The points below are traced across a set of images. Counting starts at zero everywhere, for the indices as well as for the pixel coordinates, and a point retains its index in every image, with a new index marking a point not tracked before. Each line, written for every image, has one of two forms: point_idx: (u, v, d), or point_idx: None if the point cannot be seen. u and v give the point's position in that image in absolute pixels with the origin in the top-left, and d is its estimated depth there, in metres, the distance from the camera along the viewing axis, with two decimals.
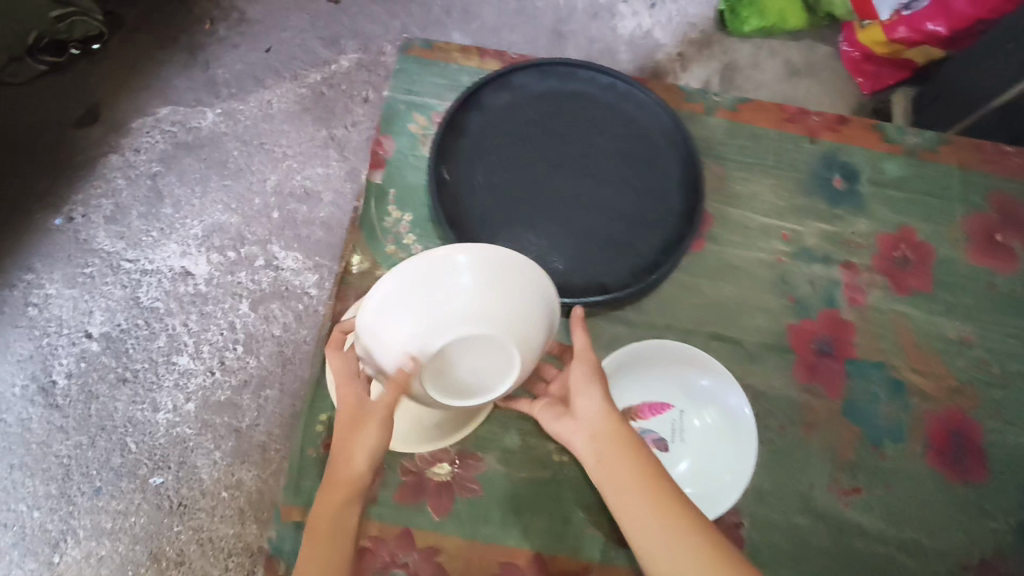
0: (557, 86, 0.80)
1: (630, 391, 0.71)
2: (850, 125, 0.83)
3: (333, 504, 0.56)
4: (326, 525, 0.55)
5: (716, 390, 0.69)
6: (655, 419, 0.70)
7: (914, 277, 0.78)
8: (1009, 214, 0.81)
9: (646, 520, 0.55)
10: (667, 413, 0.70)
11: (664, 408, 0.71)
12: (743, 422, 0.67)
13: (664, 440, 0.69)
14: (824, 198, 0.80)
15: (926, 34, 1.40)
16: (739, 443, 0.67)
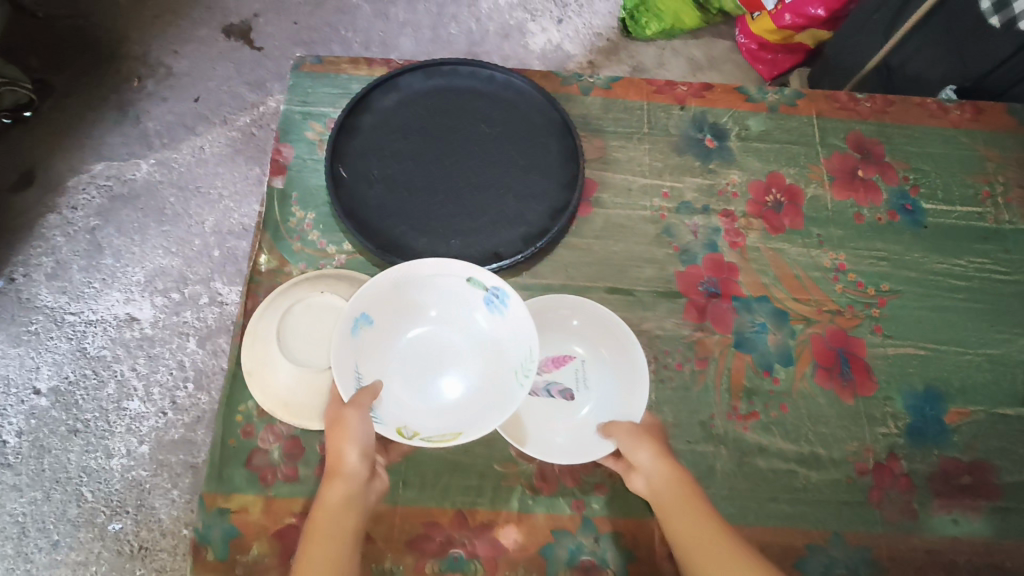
0: (442, 84, 0.87)
1: None
2: (714, 90, 0.92)
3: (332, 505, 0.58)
4: (325, 524, 0.56)
5: (604, 327, 0.75)
6: (559, 370, 0.75)
7: (787, 217, 0.85)
8: (864, 150, 0.90)
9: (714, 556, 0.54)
10: (570, 364, 0.76)
11: (567, 360, 0.76)
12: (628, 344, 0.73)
13: (570, 388, 0.74)
14: (696, 155, 0.88)
15: (808, 18, 1.55)
16: (628, 364, 0.73)
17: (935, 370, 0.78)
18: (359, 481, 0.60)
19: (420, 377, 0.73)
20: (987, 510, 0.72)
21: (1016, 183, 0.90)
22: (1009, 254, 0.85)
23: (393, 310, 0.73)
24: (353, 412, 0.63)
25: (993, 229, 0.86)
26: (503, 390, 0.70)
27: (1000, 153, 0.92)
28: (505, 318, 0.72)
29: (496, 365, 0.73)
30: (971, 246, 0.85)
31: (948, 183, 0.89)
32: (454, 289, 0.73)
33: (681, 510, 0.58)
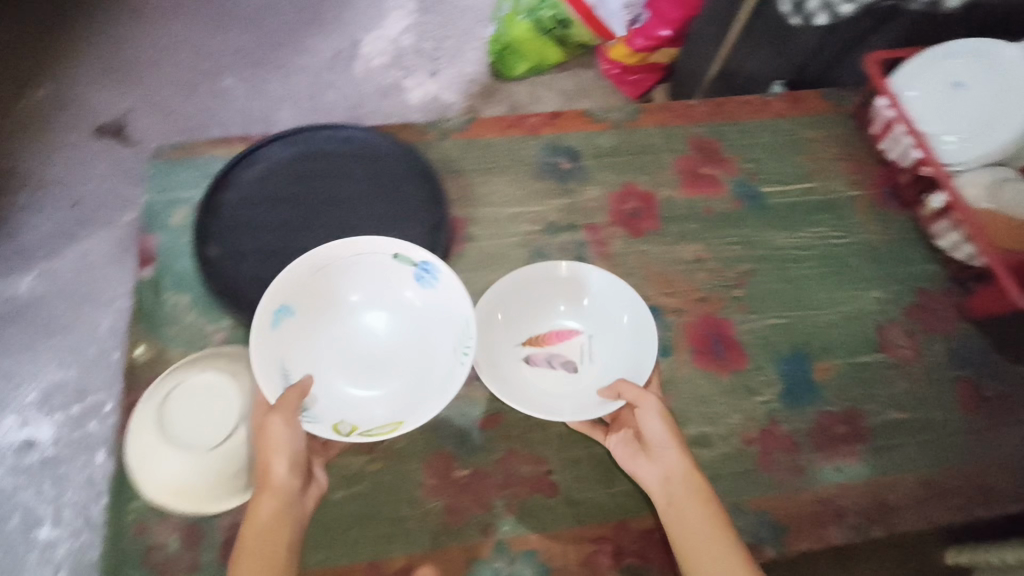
0: (304, 150, 0.91)
1: (541, 322, 0.82)
2: (563, 117, 0.99)
3: (267, 515, 0.62)
4: (260, 536, 0.61)
5: (615, 305, 0.80)
6: (562, 343, 0.81)
7: (645, 220, 0.91)
8: (705, 149, 0.99)
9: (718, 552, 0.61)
10: (576, 339, 0.81)
11: (573, 335, 0.82)
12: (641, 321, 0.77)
13: (574, 360, 0.80)
14: (555, 178, 0.94)
15: (657, 39, 1.72)
16: (639, 336, 0.77)
17: (798, 334, 0.85)
18: (287, 491, 0.64)
19: (346, 364, 0.77)
20: (865, 452, 0.78)
21: (838, 156, 1.01)
22: (842, 219, 0.95)
23: (315, 298, 0.75)
24: (276, 417, 0.64)
25: (825, 200, 0.96)
26: (438, 369, 0.74)
27: (821, 133, 1.03)
28: (432, 293, 0.76)
29: (427, 339, 0.77)
30: (809, 218, 0.94)
31: (781, 167, 0.99)
32: (376, 270, 0.77)
33: (692, 509, 0.65)
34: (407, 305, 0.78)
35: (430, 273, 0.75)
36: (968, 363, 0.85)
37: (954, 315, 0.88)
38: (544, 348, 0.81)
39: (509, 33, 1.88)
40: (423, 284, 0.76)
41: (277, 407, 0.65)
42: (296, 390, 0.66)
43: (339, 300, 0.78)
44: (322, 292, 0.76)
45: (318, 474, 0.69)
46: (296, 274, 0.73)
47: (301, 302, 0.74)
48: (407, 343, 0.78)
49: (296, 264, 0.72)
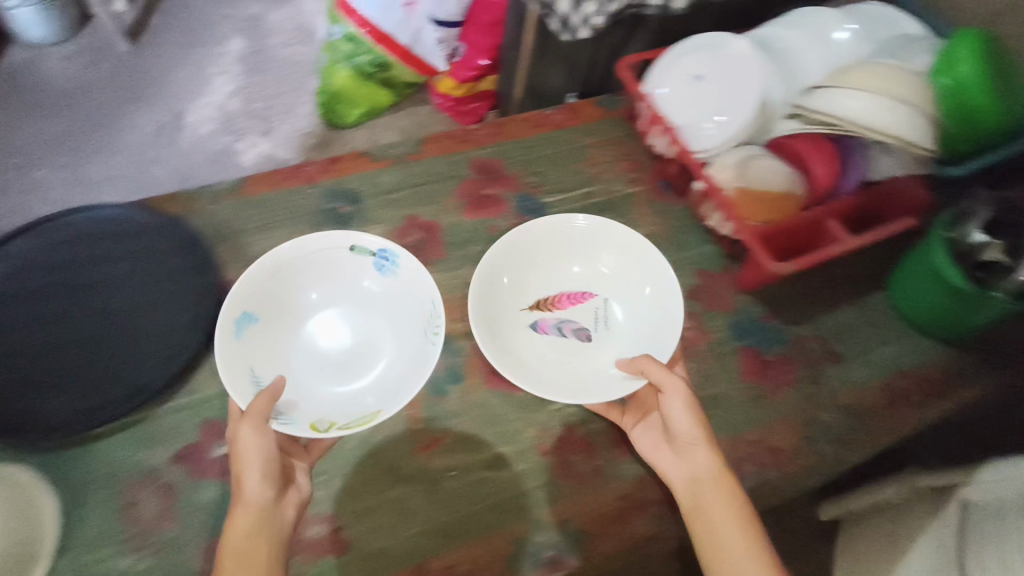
0: (55, 238, 0.85)
1: (552, 286, 0.88)
2: (341, 161, 0.99)
3: (244, 526, 0.65)
4: (235, 545, 0.64)
5: (637, 276, 0.86)
6: (573, 310, 0.87)
7: (429, 251, 0.92)
8: (487, 170, 1.00)
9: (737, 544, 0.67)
10: (590, 303, 0.88)
11: (585, 298, 0.88)
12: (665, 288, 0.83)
13: (586, 329, 0.86)
14: (334, 224, 0.93)
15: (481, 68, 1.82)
16: (658, 313, 0.83)
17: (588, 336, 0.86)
18: (262, 504, 0.67)
19: (340, 349, 0.83)
20: None
21: (614, 157, 1.04)
22: (621, 217, 0.99)
23: (274, 303, 0.81)
24: (246, 426, 0.67)
25: (605, 201, 1.00)
26: (412, 349, 0.80)
27: (598, 138, 1.06)
28: (394, 279, 0.84)
29: (374, 339, 0.83)
30: (591, 220, 0.97)
31: (563, 175, 1.02)
32: (324, 273, 0.84)
33: (715, 507, 0.69)
34: (369, 295, 0.86)
35: (388, 260, 0.83)
36: (747, 333, 0.90)
37: (731, 290, 0.93)
38: (556, 312, 0.87)
39: (332, 83, 1.88)
40: (384, 272, 0.84)
41: (248, 415, 0.67)
42: (263, 394, 0.68)
43: (301, 300, 0.84)
44: (280, 297, 0.82)
45: (302, 479, 0.71)
46: (253, 281, 0.79)
47: (264, 307, 0.80)
48: (357, 345, 0.83)
49: (257, 266, 0.79)
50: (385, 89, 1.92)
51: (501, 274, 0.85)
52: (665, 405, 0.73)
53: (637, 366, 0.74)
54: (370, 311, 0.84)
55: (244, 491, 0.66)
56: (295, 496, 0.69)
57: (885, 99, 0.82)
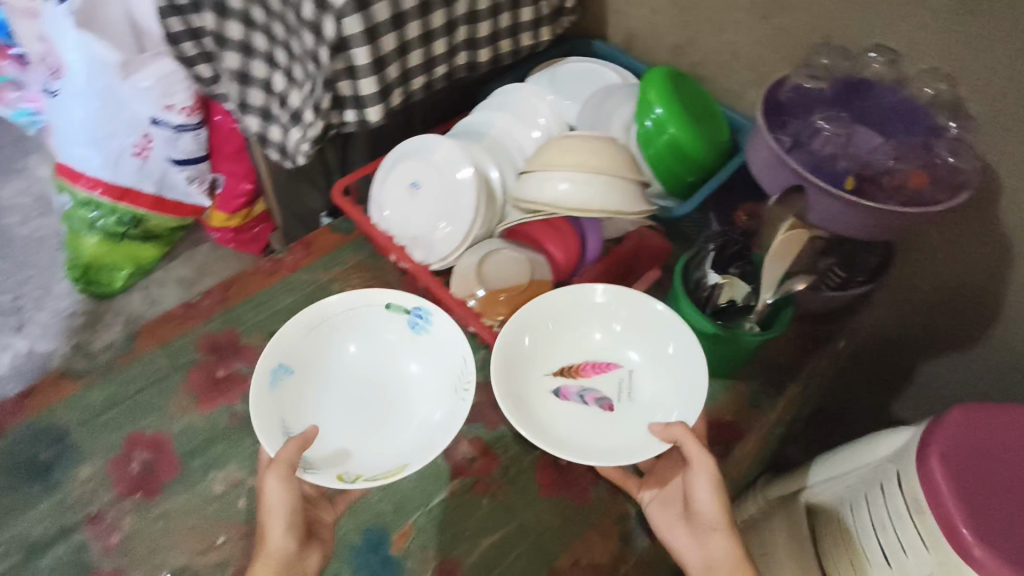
0: None
1: (578, 352, 0.86)
2: (34, 394, 0.82)
3: None
4: None
5: (658, 337, 0.84)
6: (597, 378, 0.84)
7: (160, 472, 0.77)
8: (219, 347, 0.88)
9: None
10: (615, 372, 0.85)
11: (612, 367, 0.85)
12: (685, 343, 0.81)
13: (610, 399, 0.82)
14: (32, 479, 0.76)
15: (247, 192, 1.70)
16: (682, 377, 0.80)
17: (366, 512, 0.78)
18: (286, 562, 0.68)
19: (360, 404, 0.84)
20: None
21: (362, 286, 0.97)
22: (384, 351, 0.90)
23: (308, 357, 0.85)
24: (274, 475, 0.69)
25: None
26: (440, 391, 0.85)
27: (341, 269, 0.98)
28: (424, 338, 0.88)
29: (391, 400, 0.85)
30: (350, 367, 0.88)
31: None
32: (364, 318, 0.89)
33: None
34: (392, 346, 0.89)
35: (422, 318, 0.87)
36: None
37: None
38: (578, 379, 0.84)
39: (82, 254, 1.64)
40: (417, 329, 0.88)
41: (275, 461, 0.70)
42: (292, 443, 0.71)
43: (338, 352, 0.87)
44: (322, 343, 0.86)
45: (328, 532, 0.74)
46: (293, 333, 0.84)
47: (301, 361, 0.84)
48: (375, 406, 0.84)
49: (290, 328, 0.84)
50: (151, 242, 1.72)
51: (524, 333, 0.83)
52: (688, 479, 0.74)
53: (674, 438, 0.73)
54: (423, 349, 0.88)
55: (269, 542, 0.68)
56: (314, 557, 0.71)
57: (580, 175, 0.82)
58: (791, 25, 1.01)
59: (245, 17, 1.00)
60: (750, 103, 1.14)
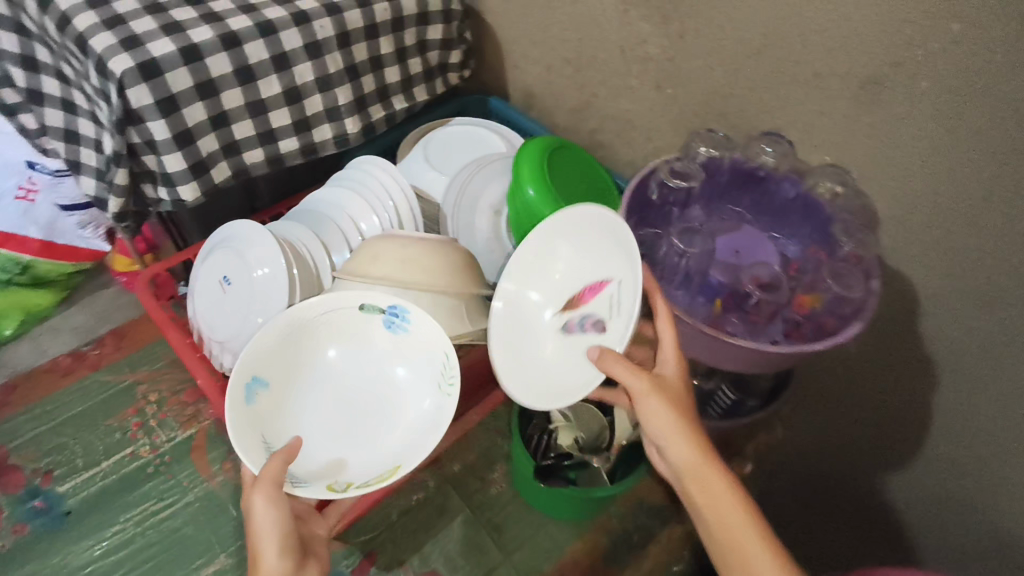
0: None
1: (569, 276, 0.73)
2: None
3: None
4: None
5: (610, 233, 0.67)
6: (594, 299, 0.71)
7: None
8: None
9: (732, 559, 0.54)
10: (607, 288, 0.69)
11: (604, 283, 0.70)
12: (624, 231, 0.63)
13: (603, 320, 0.69)
14: None
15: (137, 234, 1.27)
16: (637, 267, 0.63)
17: None
18: None
19: (347, 408, 0.72)
20: None
21: (168, 391, 0.86)
22: (172, 478, 0.78)
23: (286, 365, 0.70)
24: (261, 491, 0.56)
25: (148, 462, 0.80)
26: (427, 398, 0.72)
27: (146, 369, 0.88)
28: (404, 338, 0.73)
29: (380, 405, 0.73)
30: (128, 499, 0.77)
31: (88, 443, 0.81)
32: (345, 322, 0.73)
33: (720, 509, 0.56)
34: (376, 352, 0.74)
35: (400, 317, 0.71)
36: None
37: None
38: (580, 307, 0.72)
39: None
40: (394, 329, 0.73)
41: (260, 479, 0.57)
42: (279, 456, 0.59)
43: (317, 358, 0.73)
44: (298, 352, 0.71)
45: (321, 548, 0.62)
46: (263, 342, 0.68)
47: (275, 373, 0.69)
48: (361, 411, 0.72)
49: (263, 332, 0.68)
50: (41, 288, 1.36)
51: (499, 304, 0.71)
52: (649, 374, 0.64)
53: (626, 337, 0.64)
54: (410, 350, 0.73)
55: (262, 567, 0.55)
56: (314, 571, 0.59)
57: (387, 291, 0.72)
58: (686, 96, 0.87)
59: (59, 71, 0.83)
60: None
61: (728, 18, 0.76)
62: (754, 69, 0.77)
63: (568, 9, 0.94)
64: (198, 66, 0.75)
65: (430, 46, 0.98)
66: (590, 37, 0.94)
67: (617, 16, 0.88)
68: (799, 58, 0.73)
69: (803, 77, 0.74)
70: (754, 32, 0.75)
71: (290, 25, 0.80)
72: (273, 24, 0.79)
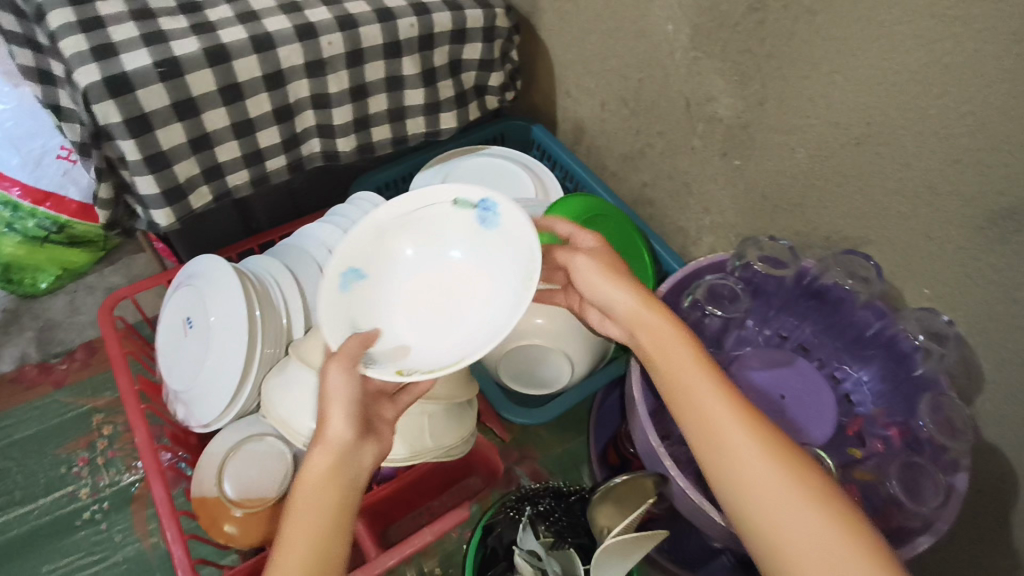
0: None
1: None
2: None
3: (315, 478, 0.45)
4: (308, 498, 0.44)
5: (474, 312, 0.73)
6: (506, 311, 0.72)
7: None
8: None
9: (737, 438, 0.43)
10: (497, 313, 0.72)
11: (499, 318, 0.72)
12: None
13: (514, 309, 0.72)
14: None
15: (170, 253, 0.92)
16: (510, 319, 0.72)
17: None
18: (346, 451, 0.47)
19: (436, 301, 0.57)
20: None
21: (121, 425, 0.89)
22: (105, 530, 0.80)
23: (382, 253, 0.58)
24: (337, 364, 0.49)
25: (86, 505, 0.82)
26: (506, 295, 0.54)
27: (107, 397, 0.91)
28: (496, 236, 0.56)
29: (467, 299, 0.57)
30: (61, 545, 0.79)
31: (43, 479, 0.84)
32: (438, 208, 0.57)
33: (699, 395, 0.45)
34: (470, 243, 0.57)
35: (491, 210, 0.56)
36: None
37: None
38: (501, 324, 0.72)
39: None
40: (486, 226, 0.56)
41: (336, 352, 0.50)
42: (359, 336, 0.52)
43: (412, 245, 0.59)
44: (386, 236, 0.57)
45: (387, 436, 0.51)
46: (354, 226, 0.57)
47: (373, 261, 0.57)
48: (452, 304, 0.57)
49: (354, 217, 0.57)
50: (79, 248, 1.08)
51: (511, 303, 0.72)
52: (595, 286, 0.52)
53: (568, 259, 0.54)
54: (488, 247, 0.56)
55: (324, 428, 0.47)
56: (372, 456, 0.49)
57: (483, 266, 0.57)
58: (757, 174, 0.70)
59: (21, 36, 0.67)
60: (701, 253, 0.85)
61: (826, 94, 0.59)
62: (847, 163, 0.60)
63: (630, 44, 0.77)
64: (176, 83, 0.66)
65: (465, 66, 0.86)
66: (653, 79, 0.77)
67: (686, 62, 0.71)
68: (908, 161, 0.55)
69: (909, 188, 0.56)
70: (856, 117, 0.57)
71: (291, 39, 0.70)
72: (270, 38, 0.69)
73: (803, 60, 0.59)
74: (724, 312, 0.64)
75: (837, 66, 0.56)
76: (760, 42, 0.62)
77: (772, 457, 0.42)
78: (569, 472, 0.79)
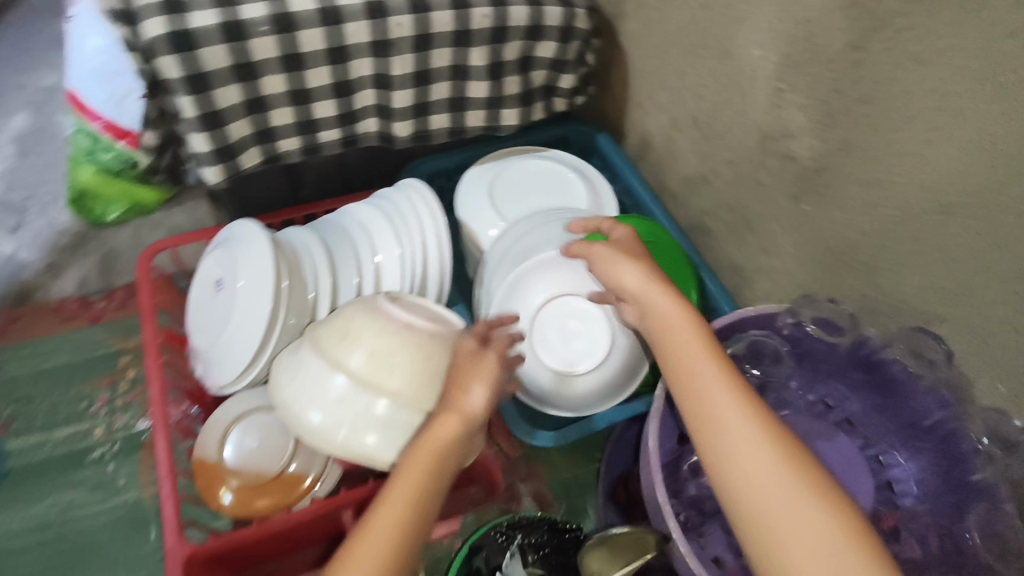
0: None
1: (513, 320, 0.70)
2: None
3: (440, 437, 0.48)
4: (429, 450, 0.47)
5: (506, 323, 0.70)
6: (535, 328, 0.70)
7: None
8: None
9: (746, 435, 0.43)
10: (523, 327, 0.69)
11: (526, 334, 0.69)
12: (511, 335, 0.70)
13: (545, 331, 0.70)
14: None
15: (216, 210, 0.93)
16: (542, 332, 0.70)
17: None
18: (471, 422, 0.49)
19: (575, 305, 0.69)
20: None
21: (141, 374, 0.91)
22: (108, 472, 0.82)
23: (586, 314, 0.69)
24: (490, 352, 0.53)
25: (97, 445, 0.84)
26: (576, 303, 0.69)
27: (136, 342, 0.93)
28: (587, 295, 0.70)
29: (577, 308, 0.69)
30: (65, 480, 0.81)
31: (58, 405, 0.87)
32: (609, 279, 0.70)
33: (710, 385, 0.46)
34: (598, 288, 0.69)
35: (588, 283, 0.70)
36: None
37: None
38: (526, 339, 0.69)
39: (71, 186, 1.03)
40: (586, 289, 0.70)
41: (472, 364, 0.52)
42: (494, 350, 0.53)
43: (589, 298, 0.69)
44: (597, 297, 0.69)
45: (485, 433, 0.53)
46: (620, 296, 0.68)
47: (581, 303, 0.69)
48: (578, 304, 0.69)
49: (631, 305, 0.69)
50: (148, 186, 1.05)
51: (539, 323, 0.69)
52: (613, 268, 0.56)
53: (588, 251, 0.58)
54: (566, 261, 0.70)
55: (466, 395, 0.50)
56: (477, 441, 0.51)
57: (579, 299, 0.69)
58: (828, 225, 0.64)
59: None
60: (754, 296, 0.79)
61: (918, 152, 0.52)
62: (930, 231, 0.53)
63: (712, 65, 0.72)
64: (239, 46, 0.66)
65: (536, 64, 0.82)
66: (731, 105, 0.71)
67: (768, 93, 0.65)
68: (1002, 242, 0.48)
69: (1000, 273, 0.49)
70: (950, 182, 0.51)
71: (359, 16, 0.69)
72: (338, 12, 0.68)
73: (899, 110, 0.53)
74: (761, 371, 0.64)
75: (939, 123, 0.50)
76: (854, 84, 0.56)
77: (778, 461, 0.42)
78: (573, 497, 0.76)
